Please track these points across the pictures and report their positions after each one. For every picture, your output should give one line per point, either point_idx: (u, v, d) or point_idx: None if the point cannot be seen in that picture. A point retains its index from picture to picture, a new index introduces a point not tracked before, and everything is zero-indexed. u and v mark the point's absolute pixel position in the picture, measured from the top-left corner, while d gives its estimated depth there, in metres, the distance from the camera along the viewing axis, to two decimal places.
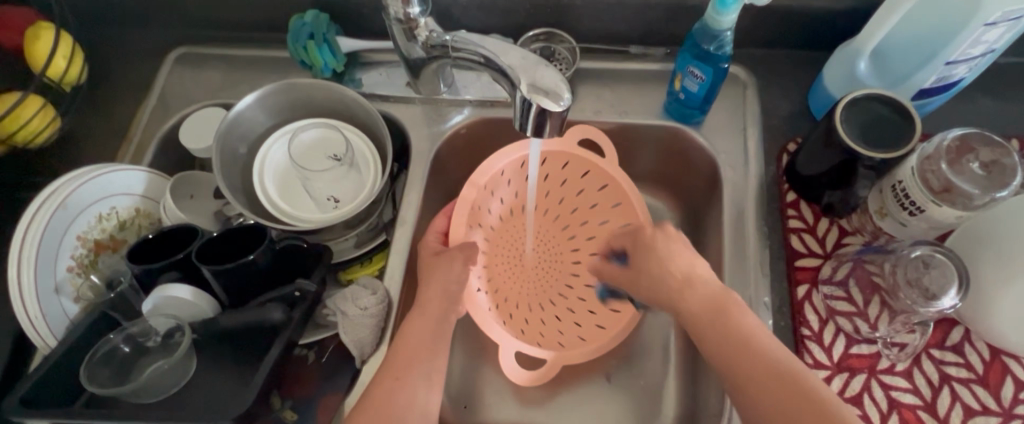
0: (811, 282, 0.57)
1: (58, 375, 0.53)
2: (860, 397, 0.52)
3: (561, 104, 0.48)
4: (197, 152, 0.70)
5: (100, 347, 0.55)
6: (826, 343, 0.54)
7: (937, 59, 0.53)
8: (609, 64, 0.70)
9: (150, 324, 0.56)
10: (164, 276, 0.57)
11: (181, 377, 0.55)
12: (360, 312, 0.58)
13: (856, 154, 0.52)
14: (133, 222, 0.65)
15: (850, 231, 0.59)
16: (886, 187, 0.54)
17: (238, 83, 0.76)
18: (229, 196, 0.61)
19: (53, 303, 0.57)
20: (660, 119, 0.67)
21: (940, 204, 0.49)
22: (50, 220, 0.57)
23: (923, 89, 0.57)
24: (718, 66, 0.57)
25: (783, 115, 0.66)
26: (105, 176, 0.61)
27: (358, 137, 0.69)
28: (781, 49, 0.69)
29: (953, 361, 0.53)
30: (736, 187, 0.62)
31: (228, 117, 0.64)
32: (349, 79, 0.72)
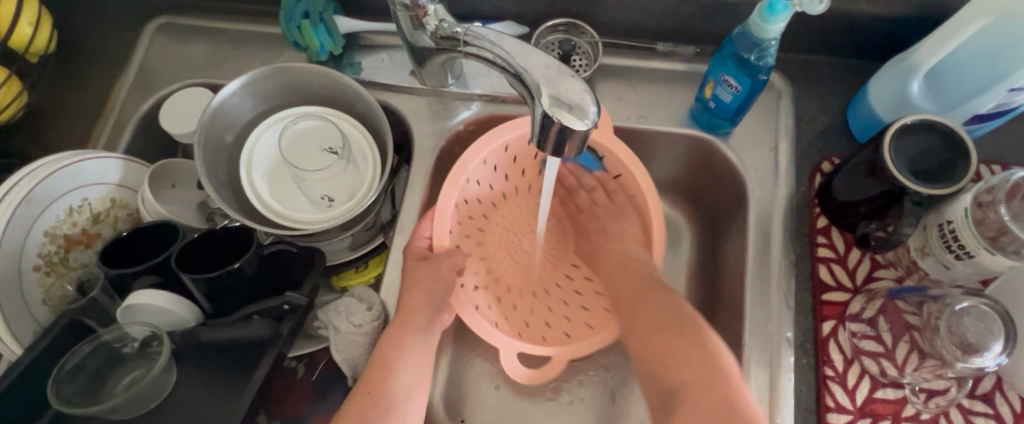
0: (838, 319, 0.53)
1: (25, 387, 0.49)
2: None
3: (586, 121, 0.41)
4: (180, 138, 0.64)
5: (71, 359, 0.50)
6: (849, 385, 0.51)
7: (1000, 85, 0.47)
8: (633, 61, 0.64)
9: (125, 331, 0.52)
10: (142, 280, 0.53)
11: (159, 395, 0.51)
12: (354, 330, 0.54)
13: (906, 188, 0.46)
14: (108, 214, 0.59)
15: (883, 264, 0.54)
16: (930, 226, 0.49)
17: (226, 60, 0.70)
18: (212, 192, 0.56)
19: (19, 305, 0.53)
20: (685, 127, 0.62)
21: (995, 252, 0.45)
22: (10, 216, 0.52)
23: (978, 115, 0.51)
24: (757, 77, 0.51)
25: (819, 129, 0.61)
26: (73, 166, 0.56)
27: (357, 130, 0.63)
28: (821, 56, 0.63)
29: (982, 411, 0.50)
30: (763, 208, 0.58)
31: (213, 104, 0.58)
32: (349, 63, 0.66)
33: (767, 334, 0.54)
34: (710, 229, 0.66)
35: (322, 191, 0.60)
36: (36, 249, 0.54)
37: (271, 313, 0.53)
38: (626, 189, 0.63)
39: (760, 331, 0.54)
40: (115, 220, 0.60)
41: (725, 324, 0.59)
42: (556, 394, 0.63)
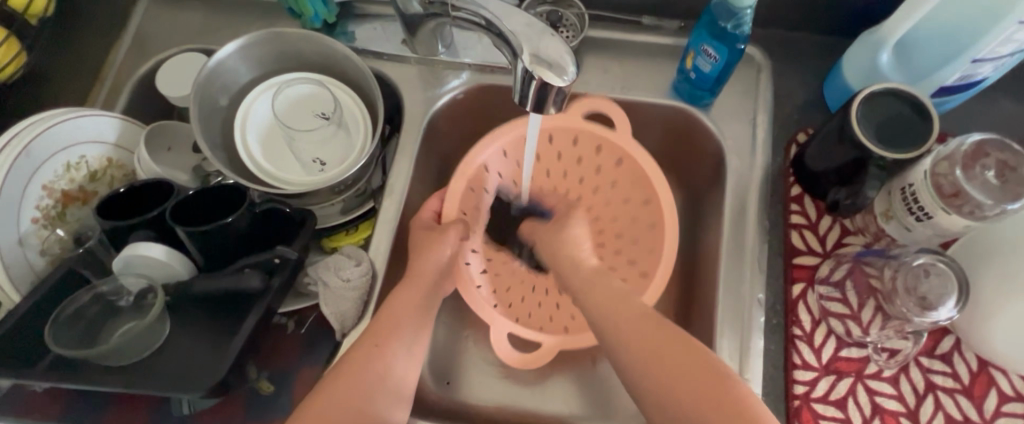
0: (807, 281, 0.56)
1: (23, 333, 0.51)
2: (845, 400, 0.52)
3: (565, 78, 0.43)
4: (176, 100, 0.65)
5: (68, 306, 0.53)
6: (816, 344, 0.53)
7: (963, 57, 0.49)
8: (619, 35, 0.66)
9: (121, 282, 0.54)
10: (136, 234, 0.55)
11: (149, 345, 0.53)
12: (343, 284, 0.56)
13: (871, 153, 0.49)
14: (105, 172, 0.61)
15: (853, 231, 0.57)
16: (895, 190, 0.52)
17: (221, 28, 0.71)
18: (208, 152, 0.57)
19: (18, 255, 0.54)
20: (667, 99, 0.64)
21: (950, 212, 0.47)
22: (9, 169, 0.53)
23: (944, 86, 0.53)
24: (734, 46, 0.53)
25: (797, 103, 0.63)
26: (70, 123, 0.57)
27: (349, 96, 0.65)
28: (800, 33, 0.65)
29: (940, 370, 0.53)
30: (740, 177, 0.60)
31: (208, 66, 0.59)
32: (342, 31, 0.68)
33: (739, 297, 0.56)
34: (691, 200, 0.68)
35: (314, 155, 0.62)
36: (34, 202, 0.56)
37: (262, 266, 0.55)
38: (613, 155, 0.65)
39: (733, 292, 0.56)
40: (111, 179, 0.62)
41: (702, 290, 0.61)
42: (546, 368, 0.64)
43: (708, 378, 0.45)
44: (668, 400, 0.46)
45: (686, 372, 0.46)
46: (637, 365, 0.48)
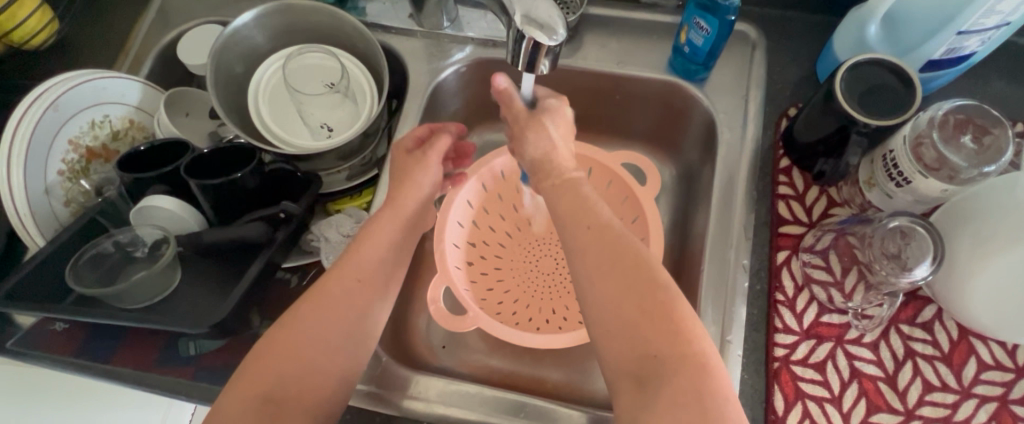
0: (792, 249, 0.57)
1: (46, 274, 0.55)
2: (823, 363, 0.53)
3: (554, 38, 0.45)
4: (194, 68, 0.69)
5: (88, 250, 0.57)
6: (798, 309, 0.55)
7: (949, 28, 0.50)
8: (618, 12, 0.68)
9: (137, 233, 0.58)
10: (153, 189, 0.58)
11: (164, 289, 0.58)
12: (343, 239, 0.60)
13: (854, 120, 0.50)
14: (126, 133, 0.65)
15: (839, 202, 0.58)
16: (877, 157, 0.54)
17: (239, 2, 0.75)
18: (222, 115, 0.61)
19: (43, 204, 0.58)
20: (662, 73, 0.65)
21: (928, 176, 0.49)
22: (38, 119, 0.57)
23: (931, 60, 0.54)
24: (724, 18, 0.55)
25: (789, 80, 0.64)
26: (97, 82, 0.61)
27: (356, 66, 0.68)
28: (795, 13, 0.67)
29: (920, 337, 0.54)
30: (730, 148, 0.62)
31: (224, 33, 0.62)
32: (353, 7, 0.71)
33: (724, 262, 0.57)
34: (686, 176, 0.70)
35: (321, 120, 0.65)
36: (61, 155, 0.60)
37: (268, 219, 0.57)
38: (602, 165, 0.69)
39: (719, 258, 0.58)
40: (132, 140, 0.66)
41: (692, 258, 0.63)
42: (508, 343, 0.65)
43: (651, 297, 0.39)
44: (610, 314, 0.39)
45: (630, 286, 0.39)
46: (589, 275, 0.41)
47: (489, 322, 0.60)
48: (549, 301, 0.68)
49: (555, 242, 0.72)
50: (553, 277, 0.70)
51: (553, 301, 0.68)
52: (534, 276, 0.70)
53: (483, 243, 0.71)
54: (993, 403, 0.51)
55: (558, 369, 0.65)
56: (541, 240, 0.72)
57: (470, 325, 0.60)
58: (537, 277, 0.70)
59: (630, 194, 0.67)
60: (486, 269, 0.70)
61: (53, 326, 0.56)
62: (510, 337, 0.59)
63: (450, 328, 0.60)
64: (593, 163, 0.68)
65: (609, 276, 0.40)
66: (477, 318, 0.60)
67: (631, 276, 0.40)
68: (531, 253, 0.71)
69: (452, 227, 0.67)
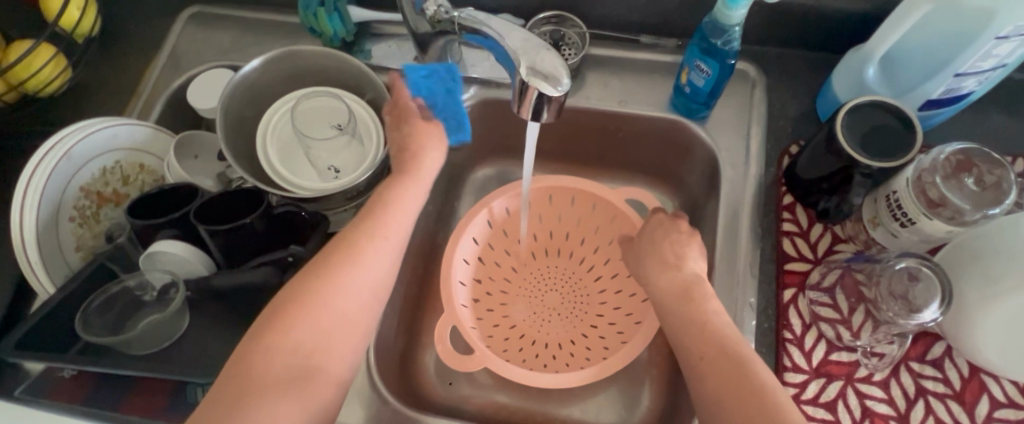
0: (798, 287, 0.57)
1: (56, 321, 0.55)
2: (834, 403, 0.53)
3: (559, 89, 0.47)
4: (203, 112, 0.70)
5: (96, 297, 0.57)
6: (806, 347, 0.55)
7: (946, 70, 0.51)
8: (620, 52, 0.70)
9: (146, 277, 0.58)
10: (161, 233, 0.59)
11: (171, 335, 0.58)
12: None
13: (856, 162, 0.51)
14: (136, 177, 0.66)
15: (843, 239, 0.59)
16: (881, 197, 0.54)
17: (247, 45, 0.76)
18: (231, 160, 0.62)
19: (54, 249, 0.59)
20: (664, 112, 0.66)
21: (932, 217, 0.49)
22: (52, 169, 0.58)
23: (931, 100, 0.55)
24: (724, 62, 0.56)
25: (790, 117, 0.65)
26: (109, 130, 0.62)
27: (362, 108, 0.69)
28: (794, 50, 0.68)
29: (931, 375, 0.53)
30: (734, 185, 0.62)
31: (234, 79, 0.64)
32: (359, 49, 0.72)
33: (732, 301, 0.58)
34: (690, 211, 0.71)
35: (328, 162, 0.65)
36: (72, 201, 0.61)
37: (275, 263, 0.57)
38: (606, 209, 0.70)
39: (725, 296, 0.58)
40: (142, 184, 0.67)
41: None
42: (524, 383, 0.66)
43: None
44: None
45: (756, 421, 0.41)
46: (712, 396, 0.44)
47: (499, 362, 0.60)
48: (557, 337, 0.68)
49: (562, 277, 0.71)
50: (563, 313, 0.69)
51: (561, 336, 0.68)
52: (542, 312, 0.69)
53: (489, 278, 0.71)
54: None
55: (579, 406, 0.65)
56: (549, 275, 0.72)
57: (478, 364, 0.60)
58: (544, 312, 0.69)
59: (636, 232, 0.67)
60: (493, 307, 0.70)
61: (60, 372, 0.56)
62: (519, 377, 0.59)
63: (460, 369, 0.60)
64: (597, 200, 0.69)
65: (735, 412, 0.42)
66: (484, 358, 0.60)
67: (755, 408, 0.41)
68: (539, 287, 0.71)
69: (458, 265, 0.67)
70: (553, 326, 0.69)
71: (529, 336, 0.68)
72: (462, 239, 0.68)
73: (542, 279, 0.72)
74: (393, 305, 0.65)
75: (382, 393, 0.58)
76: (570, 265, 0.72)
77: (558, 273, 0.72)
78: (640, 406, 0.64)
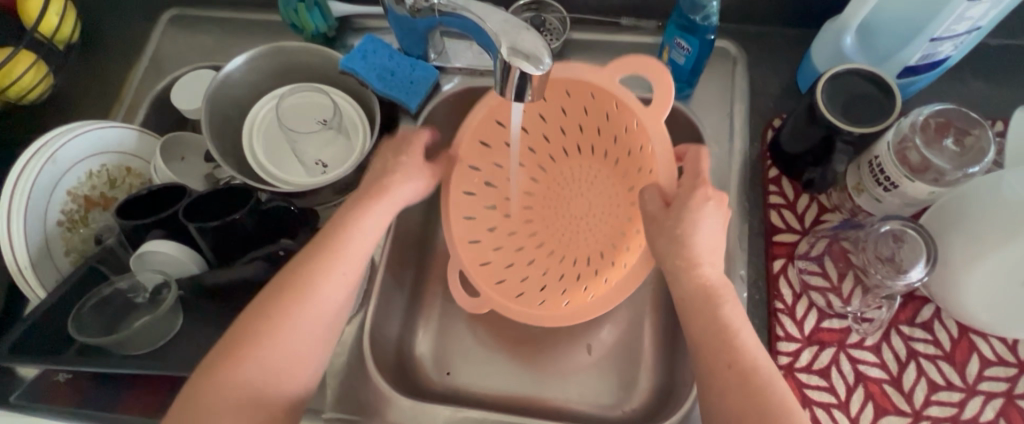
0: (787, 257, 0.58)
1: (50, 324, 0.55)
2: (828, 369, 0.53)
3: (540, 68, 0.47)
4: (187, 113, 0.70)
5: (89, 299, 0.57)
6: (798, 317, 0.55)
7: (922, 35, 0.52)
8: (600, 36, 0.70)
9: (138, 279, 0.58)
10: (151, 234, 0.59)
11: (166, 333, 0.58)
12: None
13: (839, 129, 0.51)
14: (124, 181, 0.65)
15: (830, 208, 0.59)
16: (863, 164, 0.54)
17: (229, 46, 0.76)
18: (219, 159, 0.61)
19: (43, 254, 0.59)
20: (648, 93, 0.67)
21: (914, 179, 0.50)
22: (37, 173, 0.58)
23: (908, 67, 0.56)
24: (704, 38, 0.56)
25: (773, 92, 0.66)
26: (93, 134, 0.62)
27: (346, 101, 0.68)
28: (774, 26, 0.68)
29: (922, 338, 0.54)
30: (720, 161, 0.63)
31: (217, 79, 0.64)
32: (342, 45, 0.72)
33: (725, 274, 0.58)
34: None
35: (315, 157, 0.66)
36: (59, 206, 0.61)
37: (267, 258, 0.58)
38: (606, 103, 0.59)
39: None
40: (129, 187, 0.66)
41: None
42: (520, 370, 0.67)
43: None
44: None
45: None
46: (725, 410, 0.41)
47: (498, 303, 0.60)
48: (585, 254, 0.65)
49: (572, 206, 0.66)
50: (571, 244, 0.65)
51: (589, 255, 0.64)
52: (570, 229, 0.66)
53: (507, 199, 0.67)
54: (999, 399, 0.52)
55: (577, 388, 0.65)
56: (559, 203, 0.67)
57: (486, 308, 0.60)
58: (574, 230, 0.66)
59: (641, 137, 0.57)
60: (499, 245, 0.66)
61: (56, 376, 0.56)
62: (525, 316, 0.59)
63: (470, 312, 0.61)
64: (592, 89, 0.58)
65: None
66: (491, 302, 0.60)
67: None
68: (562, 207, 0.67)
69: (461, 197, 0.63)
70: (584, 243, 0.65)
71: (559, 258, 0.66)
72: (454, 190, 0.62)
73: (573, 200, 0.67)
74: (387, 297, 0.65)
75: (379, 383, 0.59)
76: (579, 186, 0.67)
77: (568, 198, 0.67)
78: (636, 385, 0.65)
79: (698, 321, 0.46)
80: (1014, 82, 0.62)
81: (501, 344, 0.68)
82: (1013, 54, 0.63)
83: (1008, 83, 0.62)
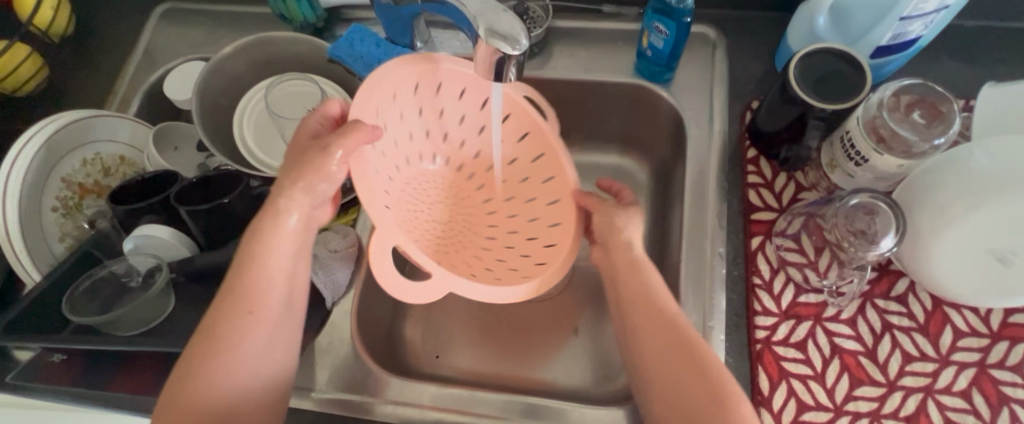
0: (765, 234, 0.59)
1: (45, 305, 0.57)
2: (804, 342, 0.54)
3: (516, 48, 0.48)
4: (179, 103, 0.71)
5: (83, 281, 0.58)
6: (775, 292, 0.56)
7: (892, 14, 0.53)
8: (583, 24, 0.71)
9: (131, 263, 0.60)
10: (143, 219, 0.60)
11: (158, 315, 0.59)
12: (331, 254, 0.62)
13: (811, 107, 0.52)
14: (117, 169, 0.67)
15: (807, 187, 0.60)
16: (836, 140, 0.56)
17: (221, 38, 0.78)
18: (209, 146, 0.63)
19: (38, 239, 0.60)
20: (629, 78, 0.68)
21: (883, 153, 0.51)
22: (32, 159, 0.60)
23: (881, 46, 0.57)
24: (681, 20, 0.57)
25: (751, 75, 0.67)
26: (87, 122, 0.64)
27: (333, 89, 0.70)
28: (752, 11, 0.70)
29: (896, 310, 0.55)
30: (699, 143, 0.64)
31: (207, 68, 0.65)
32: (330, 35, 0.74)
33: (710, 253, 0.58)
34: (661, 175, 0.72)
35: None
36: (54, 192, 0.62)
37: None
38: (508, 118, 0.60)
39: (695, 248, 0.60)
40: (123, 175, 0.68)
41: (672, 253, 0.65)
42: (506, 351, 0.68)
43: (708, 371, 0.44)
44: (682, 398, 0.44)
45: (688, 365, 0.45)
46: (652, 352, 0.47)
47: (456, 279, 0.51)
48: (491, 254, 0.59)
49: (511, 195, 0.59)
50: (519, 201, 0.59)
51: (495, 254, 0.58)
52: (463, 227, 0.61)
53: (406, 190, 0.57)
54: (972, 369, 0.53)
55: (562, 369, 0.66)
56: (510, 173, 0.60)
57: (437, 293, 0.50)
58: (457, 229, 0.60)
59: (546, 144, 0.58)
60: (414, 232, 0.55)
61: (50, 358, 0.57)
62: (491, 296, 0.51)
63: (410, 302, 0.50)
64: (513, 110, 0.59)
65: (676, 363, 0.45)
66: (444, 278, 0.51)
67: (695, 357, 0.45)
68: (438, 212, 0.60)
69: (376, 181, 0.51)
70: (487, 246, 0.59)
71: (472, 256, 0.58)
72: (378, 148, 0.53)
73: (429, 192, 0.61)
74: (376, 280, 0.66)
75: (366, 362, 0.60)
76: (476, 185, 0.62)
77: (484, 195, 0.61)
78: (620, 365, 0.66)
79: (631, 298, 0.50)
80: (986, 62, 0.63)
81: (488, 325, 0.69)
82: (986, 36, 0.64)
83: (982, 63, 0.63)
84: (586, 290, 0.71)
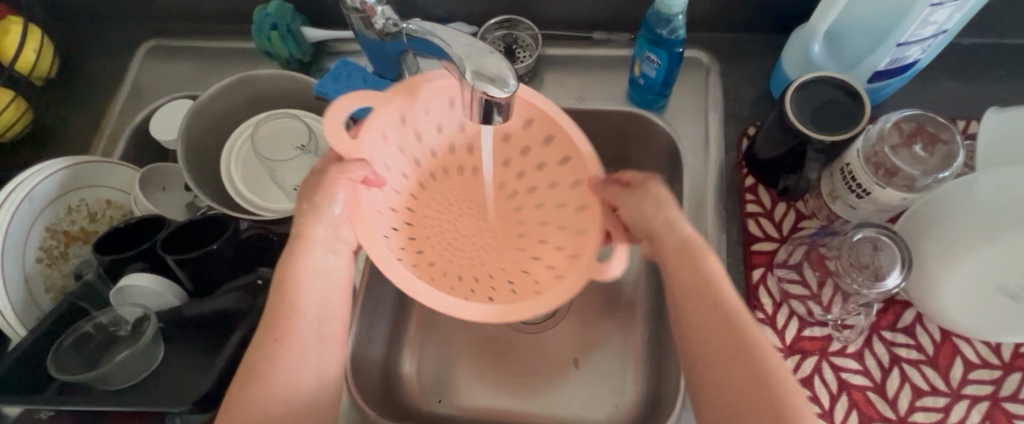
0: (766, 266, 0.57)
1: (28, 363, 0.55)
2: (810, 378, 0.52)
3: (506, 89, 0.46)
4: (166, 143, 0.70)
5: (69, 335, 0.57)
6: (779, 326, 0.55)
7: (889, 41, 0.52)
8: (574, 51, 0.70)
9: (118, 313, 0.58)
10: (130, 267, 0.59)
11: (148, 366, 0.58)
12: None
13: (809, 138, 0.51)
14: (103, 214, 0.65)
15: (807, 215, 0.59)
16: (836, 171, 0.54)
17: (208, 75, 0.76)
18: (194, 189, 0.61)
19: (23, 293, 0.59)
20: (623, 106, 0.66)
21: (886, 186, 0.50)
22: (15, 211, 0.59)
23: (878, 71, 0.56)
24: (673, 50, 0.56)
25: (747, 100, 0.66)
26: (70, 169, 0.63)
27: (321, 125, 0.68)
28: (745, 34, 0.68)
29: (904, 343, 0.54)
30: (695, 172, 0.63)
31: (192, 110, 0.64)
32: (318, 69, 0.73)
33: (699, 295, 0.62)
34: None
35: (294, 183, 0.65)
36: (37, 243, 0.61)
37: (247, 288, 0.58)
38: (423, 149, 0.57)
39: None
40: (110, 219, 0.66)
41: None
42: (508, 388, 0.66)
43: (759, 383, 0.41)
44: (733, 405, 0.42)
45: (738, 376, 0.42)
46: (703, 357, 0.44)
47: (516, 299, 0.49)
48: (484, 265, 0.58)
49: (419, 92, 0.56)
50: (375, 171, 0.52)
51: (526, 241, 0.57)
52: (451, 242, 0.59)
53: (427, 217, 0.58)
54: (985, 402, 0.51)
55: (563, 405, 0.64)
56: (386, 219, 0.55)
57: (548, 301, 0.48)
58: (454, 246, 0.59)
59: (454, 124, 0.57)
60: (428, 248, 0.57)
61: (37, 414, 0.55)
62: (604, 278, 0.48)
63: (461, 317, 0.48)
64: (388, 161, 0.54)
65: (725, 377, 0.43)
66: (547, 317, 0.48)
67: (744, 368, 0.42)
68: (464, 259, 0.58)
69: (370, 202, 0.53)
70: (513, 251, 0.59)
71: (491, 269, 0.58)
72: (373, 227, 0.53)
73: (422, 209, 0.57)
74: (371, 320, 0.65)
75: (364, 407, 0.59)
76: (473, 212, 0.61)
77: (422, 178, 0.58)
78: (624, 397, 0.64)
79: (684, 284, 0.46)
80: (984, 79, 0.62)
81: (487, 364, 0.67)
82: (984, 53, 0.63)
83: (979, 81, 0.62)
84: (586, 321, 0.69)
